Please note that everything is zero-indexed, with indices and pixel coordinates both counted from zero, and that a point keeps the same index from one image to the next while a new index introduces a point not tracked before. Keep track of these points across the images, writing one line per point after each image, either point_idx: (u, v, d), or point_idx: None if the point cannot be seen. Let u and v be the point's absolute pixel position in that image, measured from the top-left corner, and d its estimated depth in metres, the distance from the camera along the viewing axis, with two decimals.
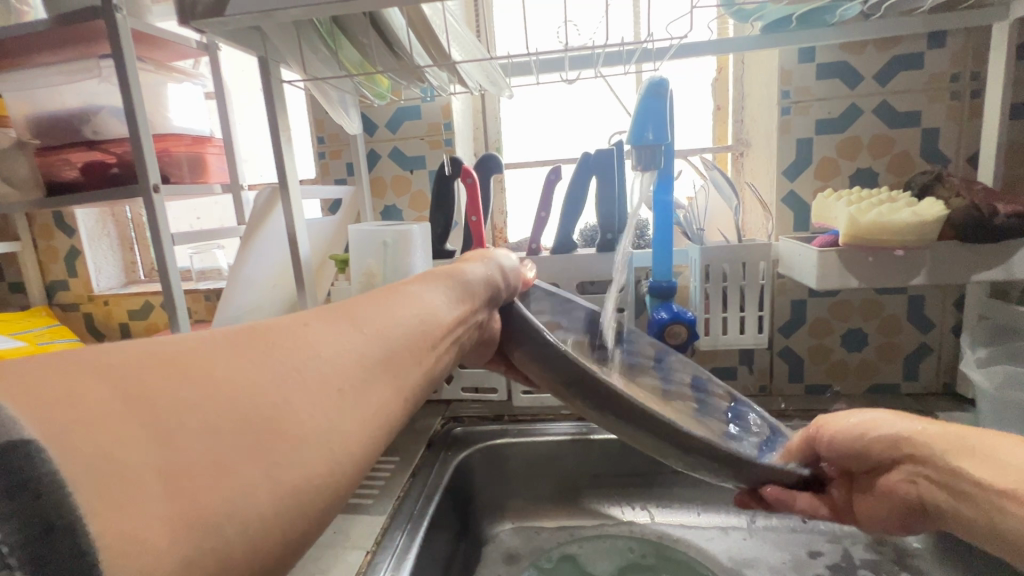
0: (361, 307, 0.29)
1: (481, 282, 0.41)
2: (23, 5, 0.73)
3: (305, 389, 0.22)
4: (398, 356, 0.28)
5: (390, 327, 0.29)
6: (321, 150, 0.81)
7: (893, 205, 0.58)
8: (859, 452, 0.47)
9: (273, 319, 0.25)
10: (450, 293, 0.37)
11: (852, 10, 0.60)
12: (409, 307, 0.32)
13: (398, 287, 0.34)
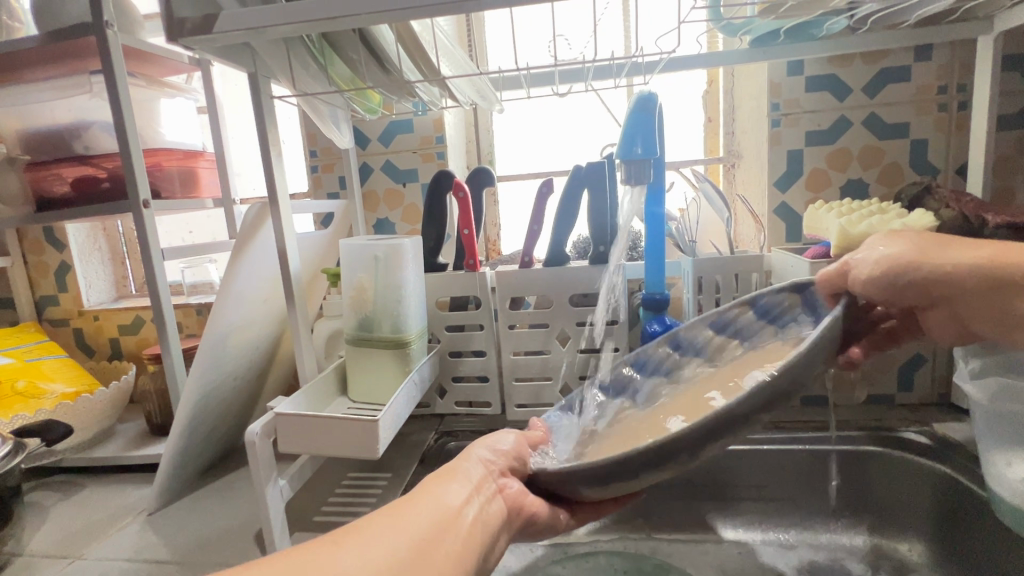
0: (380, 516, 0.34)
1: (499, 455, 0.45)
2: (16, 22, 0.73)
3: None
4: (416, 558, 0.32)
5: (407, 528, 0.34)
6: (313, 164, 0.81)
7: (884, 216, 0.58)
8: (897, 286, 0.45)
9: (304, 545, 0.31)
10: (468, 478, 0.41)
11: (838, 24, 0.60)
12: (428, 505, 0.36)
13: (419, 488, 0.39)
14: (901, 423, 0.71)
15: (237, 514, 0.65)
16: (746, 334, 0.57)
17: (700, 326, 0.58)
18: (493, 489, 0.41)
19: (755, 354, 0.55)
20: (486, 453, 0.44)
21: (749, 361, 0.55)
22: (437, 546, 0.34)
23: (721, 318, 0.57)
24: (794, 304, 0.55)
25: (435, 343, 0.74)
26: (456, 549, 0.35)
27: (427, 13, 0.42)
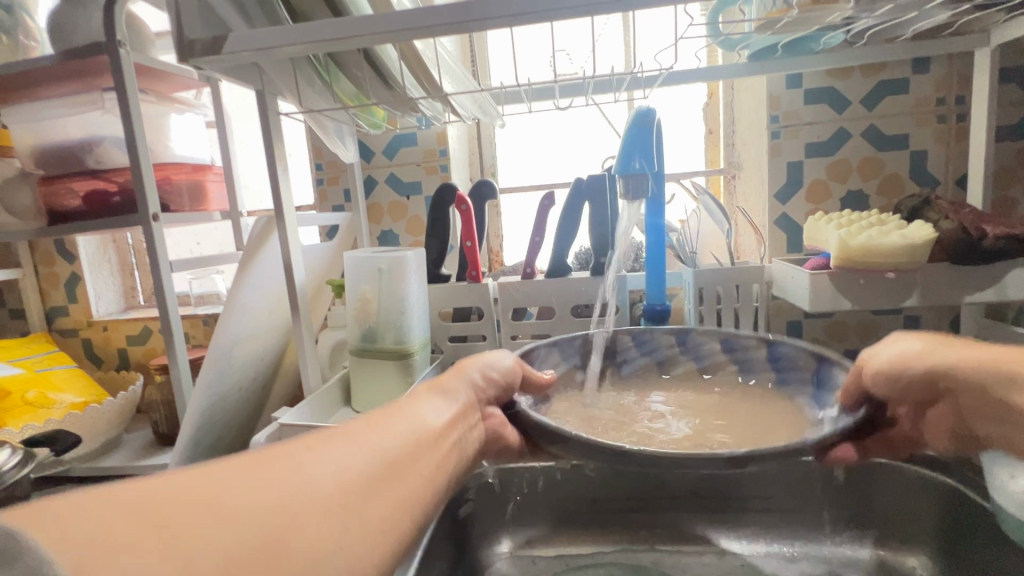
0: (357, 424, 0.33)
1: (479, 377, 0.44)
2: (31, 41, 0.75)
3: (306, 516, 0.25)
4: (397, 465, 0.31)
5: (390, 439, 0.32)
6: (319, 177, 0.82)
7: (883, 228, 0.58)
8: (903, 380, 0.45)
9: (280, 447, 0.29)
10: (446, 399, 0.40)
11: (835, 38, 0.61)
12: (408, 416, 0.36)
13: (397, 402, 0.37)
14: None
15: None
16: (748, 366, 0.57)
17: (714, 341, 0.58)
18: (468, 412, 0.41)
19: (745, 391, 0.56)
20: (467, 376, 0.44)
21: (741, 392, 0.55)
22: (418, 455, 0.33)
23: (739, 343, 0.57)
24: (807, 370, 0.52)
25: (438, 353, 0.75)
26: (435, 460, 0.34)
27: (429, 32, 0.43)
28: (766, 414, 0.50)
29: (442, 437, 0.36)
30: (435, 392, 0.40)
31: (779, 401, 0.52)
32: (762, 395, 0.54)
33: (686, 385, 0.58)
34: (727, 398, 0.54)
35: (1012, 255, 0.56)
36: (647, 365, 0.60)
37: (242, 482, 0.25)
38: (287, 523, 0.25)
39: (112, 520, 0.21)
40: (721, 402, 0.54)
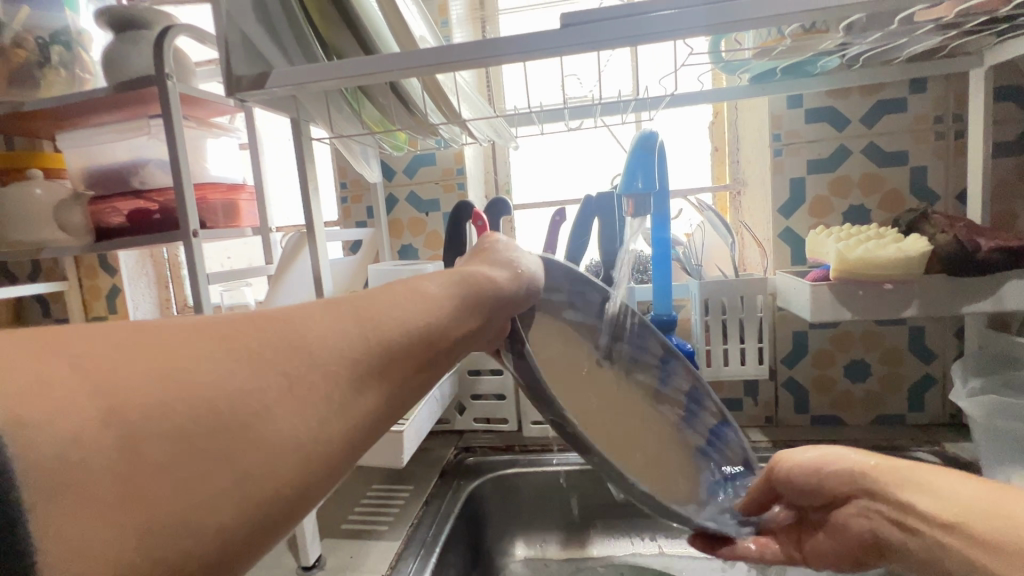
0: (364, 304, 0.32)
1: (498, 277, 0.43)
2: (86, 74, 0.83)
3: (284, 400, 0.25)
4: (387, 366, 0.30)
5: (395, 328, 0.32)
6: (343, 195, 0.87)
7: (880, 241, 0.61)
8: (817, 485, 0.50)
9: (278, 314, 0.28)
10: (451, 298, 0.37)
11: (832, 62, 0.65)
12: (419, 304, 0.34)
13: (411, 286, 0.36)
14: (908, 443, 0.73)
15: None
16: (694, 419, 0.59)
17: (684, 386, 0.60)
18: (484, 312, 0.40)
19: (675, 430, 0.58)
20: (486, 274, 0.42)
21: (672, 427, 0.57)
22: (418, 349, 0.33)
23: (699, 406, 0.60)
24: (731, 461, 0.58)
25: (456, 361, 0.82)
26: (433, 356, 0.34)
27: (451, 66, 0.48)
28: (680, 464, 0.54)
29: (448, 333, 0.35)
30: (455, 283, 0.39)
31: (693, 457, 0.56)
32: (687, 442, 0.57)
33: (638, 388, 0.58)
34: (661, 428, 0.56)
35: (1005, 267, 0.58)
36: (627, 355, 0.59)
37: (227, 349, 0.24)
38: (270, 402, 0.24)
39: (70, 376, 0.20)
40: (658, 431, 0.55)
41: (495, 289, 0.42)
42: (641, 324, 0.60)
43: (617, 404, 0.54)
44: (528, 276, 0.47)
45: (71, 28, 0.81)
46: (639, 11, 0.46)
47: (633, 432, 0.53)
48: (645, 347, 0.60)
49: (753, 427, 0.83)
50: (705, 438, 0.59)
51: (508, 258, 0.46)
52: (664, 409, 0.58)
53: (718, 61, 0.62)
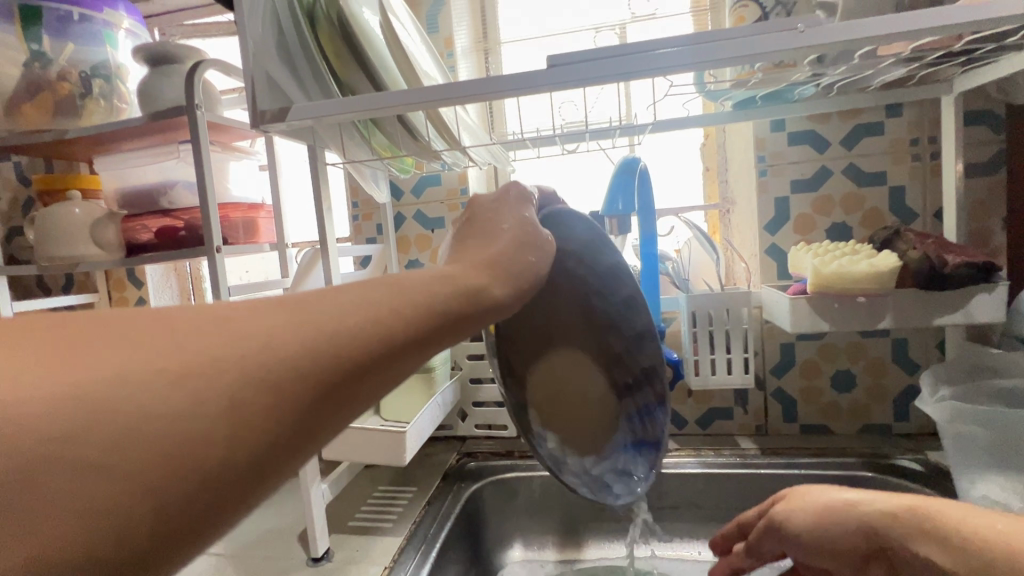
0: (319, 296, 0.27)
1: (490, 284, 0.35)
2: (122, 104, 0.90)
3: (220, 413, 0.22)
4: (356, 375, 0.26)
5: (341, 341, 0.25)
6: (355, 214, 0.94)
7: (854, 257, 0.65)
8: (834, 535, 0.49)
9: (247, 305, 0.25)
10: (442, 291, 0.31)
11: (808, 90, 0.69)
12: (382, 310, 0.28)
13: (388, 282, 0.30)
14: (893, 451, 0.76)
15: (284, 515, 0.74)
16: (637, 388, 0.56)
17: (645, 362, 0.54)
18: (462, 327, 0.32)
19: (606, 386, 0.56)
20: (477, 281, 0.34)
21: (602, 390, 0.56)
22: (365, 369, 0.26)
23: (650, 385, 0.55)
24: (647, 436, 0.54)
25: (458, 370, 0.87)
26: (383, 379, 0.27)
27: (453, 101, 0.54)
28: (582, 417, 0.54)
29: (409, 353, 0.28)
30: (439, 281, 0.32)
31: (604, 416, 0.55)
32: (610, 404, 0.56)
33: (597, 354, 0.56)
34: (586, 384, 0.55)
35: (971, 281, 0.62)
36: (604, 320, 0.55)
37: (189, 346, 0.23)
38: (192, 428, 0.21)
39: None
40: (580, 384, 0.55)
41: (484, 298, 0.34)
42: (632, 298, 0.53)
43: (549, 355, 0.54)
44: (533, 279, 0.39)
45: (111, 61, 0.89)
46: (619, 53, 0.52)
47: (549, 377, 0.53)
48: (630, 316, 0.54)
49: (744, 435, 0.86)
50: (637, 407, 0.55)
51: (523, 257, 0.39)
52: (610, 375, 0.56)
53: (703, 91, 0.67)
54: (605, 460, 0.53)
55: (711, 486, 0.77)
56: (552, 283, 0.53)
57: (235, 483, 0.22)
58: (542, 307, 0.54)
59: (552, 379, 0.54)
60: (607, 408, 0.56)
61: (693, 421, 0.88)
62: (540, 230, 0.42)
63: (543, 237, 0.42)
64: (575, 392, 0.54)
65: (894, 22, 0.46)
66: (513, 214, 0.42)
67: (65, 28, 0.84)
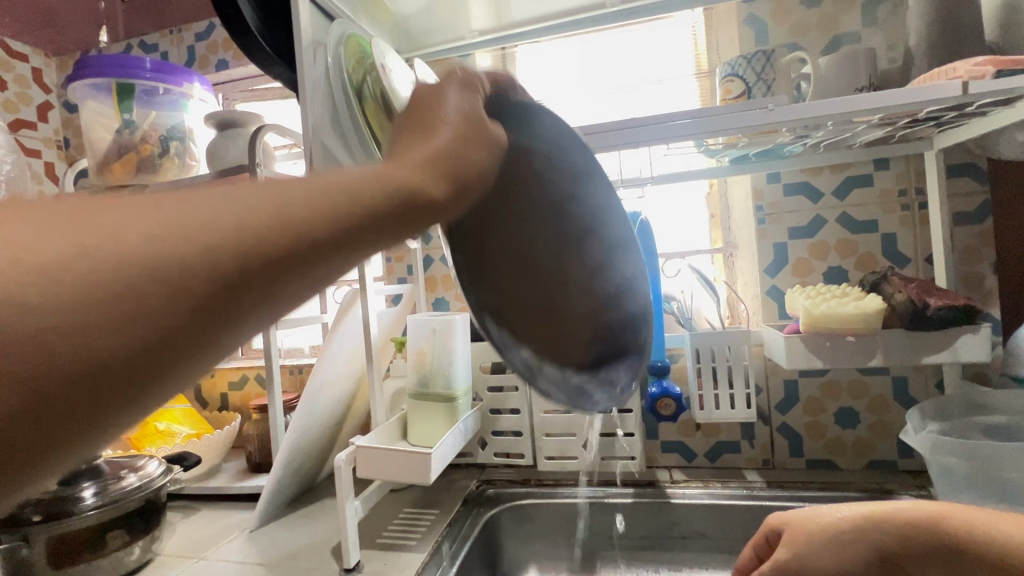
0: (213, 199, 0.24)
1: (417, 181, 0.30)
2: (191, 161, 1.04)
3: (129, 315, 0.21)
4: (275, 270, 0.24)
5: (252, 250, 0.23)
6: (388, 256, 1.05)
7: (843, 299, 0.70)
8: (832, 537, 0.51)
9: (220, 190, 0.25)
10: (362, 176, 0.28)
11: (796, 148, 0.76)
12: (244, 247, 0.23)
13: (263, 199, 0.25)
14: (897, 486, 0.79)
15: (320, 532, 0.81)
16: (617, 297, 0.58)
17: (626, 271, 0.59)
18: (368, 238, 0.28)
19: (594, 300, 0.57)
20: (403, 176, 0.29)
21: (584, 304, 0.57)
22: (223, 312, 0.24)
23: (633, 293, 0.59)
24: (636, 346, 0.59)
25: (479, 401, 0.91)
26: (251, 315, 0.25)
27: None
28: (564, 324, 0.57)
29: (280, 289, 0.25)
30: (331, 194, 0.26)
31: (584, 326, 0.57)
32: (596, 310, 0.57)
33: (577, 269, 0.57)
34: (569, 293, 0.57)
35: (953, 322, 0.66)
36: (583, 229, 0.57)
37: (153, 233, 0.22)
38: (94, 325, 0.21)
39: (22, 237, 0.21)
40: (568, 295, 0.57)
41: (413, 195, 0.29)
42: (604, 203, 0.58)
43: (526, 270, 0.55)
44: (471, 176, 0.34)
45: (184, 125, 1.03)
46: (623, 126, 0.61)
47: (521, 290, 0.56)
48: (608, 227, 0.59)
49: (751, 468, 0.89)
50: (619, 315, 0.58)
51: (463, 155, 0.33)
52: (597, 286, 0.58)
53: (708, 150, 0.75)
54: (580, 365, 0.56)
55: (719, 516, 0.81)
56: (527, 193, 0.54)
57: (134, 379, 0.22)
58: (520, 219, 0.55)
59: (536, 301, 0.56)
60: (590, 317, 0.57)
61: (701, 454, 0.92)
62: (485, 125, 0.37)
63: (488, 137, 0.36)
64: (563, 307, 0.56)
65: (853, 103, 0.54)
66: (458, 107, 0.37)
67: (150, 99, 0.99)
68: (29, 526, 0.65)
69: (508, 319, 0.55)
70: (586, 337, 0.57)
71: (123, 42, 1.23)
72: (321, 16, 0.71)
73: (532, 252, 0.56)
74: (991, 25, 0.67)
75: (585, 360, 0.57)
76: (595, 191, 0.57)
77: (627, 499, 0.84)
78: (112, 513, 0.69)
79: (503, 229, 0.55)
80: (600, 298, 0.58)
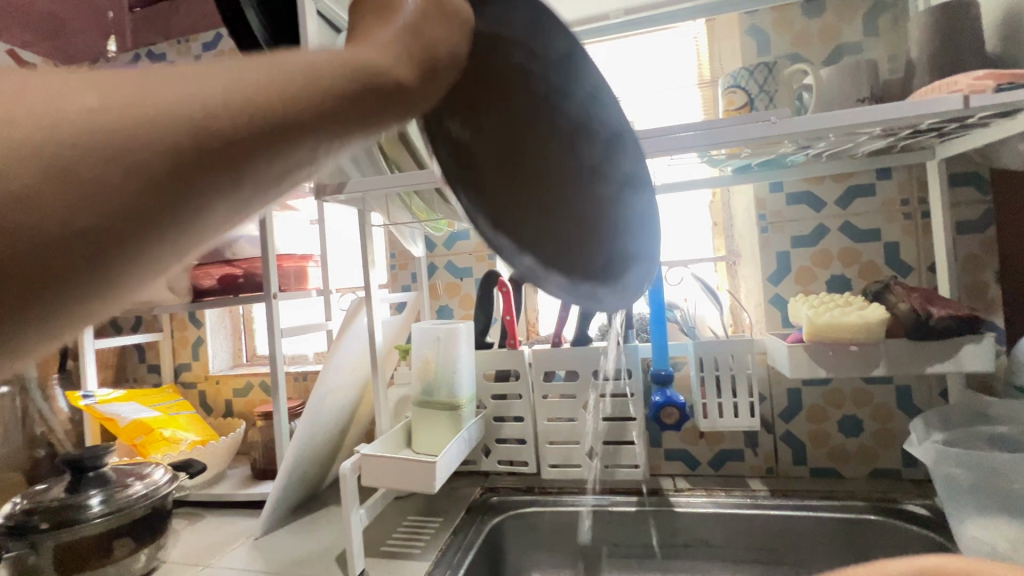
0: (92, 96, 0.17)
1: (381, 63, 0.21)
2: None
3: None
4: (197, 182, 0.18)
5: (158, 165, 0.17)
6: (392, 263, 1.05)
7: (846, 308, 0.70)
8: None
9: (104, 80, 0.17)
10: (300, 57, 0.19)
11: (798, 158, 0.77)
12: (89, 196, 0.16)
13: (115, 118, 0.16)
14: (901, 495, 0.79)
15: (324, 540, 0.81)
16: (619, 197, 0.55)
17: (624, 166, 0.55)
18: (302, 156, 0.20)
19: (594, 202, 0.52)
20: (359, 57, 0.20)
21: (584, 203, 0.51)
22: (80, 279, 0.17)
23: (631, 191, 0.56)
24: (641, 245, 0.56)
25: (482, 409, 0.92)
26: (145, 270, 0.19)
27: None
28: (569, 226, 0.50)
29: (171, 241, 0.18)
30: (226, 105, 0.18)
31: (588, 226, 0.51)
32: (600, 208, 0.53)
33: (575, 165, 0.50)
34: (570, 190, 0.50)
35: (956, 332, 0.67)
36: (579, 118, 0.50)
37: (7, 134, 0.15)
38: None
39: None
40: (569, 200, 0.50)
41: (377, 80, 0.21)
42: (596, 90, 0.50)
43: (527, 179, 0.48)
44: (448, 58, 0.23)
45: None
46: None
47: (517, 193, 0.47)
48: (600, 117, 0.52)
49: (754, 477, 0.89)
50: (623, 214, 0.55)
51: (433, 30, 0.23)
52: (597, 184, 0.53)
53: (711, 160, 0.75)
54: (591, 268, 0.50)
55: (722, 525, 0.80)
56: (515, 85, 0.43)
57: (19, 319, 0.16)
58: (509, 120, 0.45)
59: (536, 209, 0.48)
60: (592, 217, 0.52)
61: (705, 462, 0.92)
62: None
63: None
64: (568, 213, 0.50)
65: (853, 116, 0.55)
66: None
67: None
68: (38, 533, 0.65)
69: (508, 225, 0.46)
70: (594, 239, 0.51)
71: (132, 52, 1.25)
72: (328, 29, 0.72)
73: (523, 155, 0.47)
74: (994, 37, 0.67)
75: (594, 263, 0.51)
76: (588, 73, 0.49)
77: (631, 507, 0.84)
78: (119, 520, 0.70)
79: (488, 135, 0.44)
80: (598, 196, 0.53)
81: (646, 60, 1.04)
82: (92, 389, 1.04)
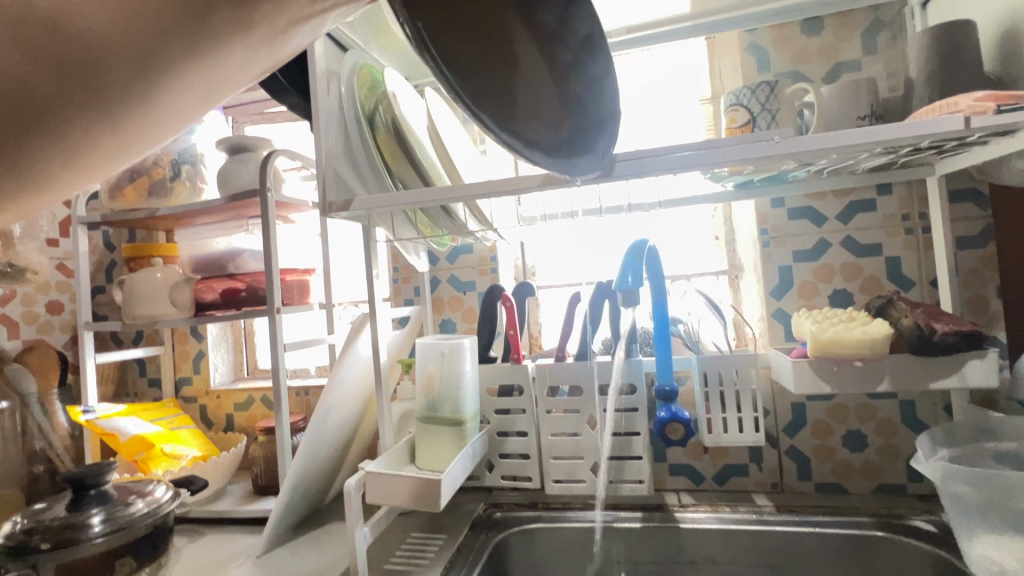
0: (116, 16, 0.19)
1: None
2: (202, 184, 1.05)
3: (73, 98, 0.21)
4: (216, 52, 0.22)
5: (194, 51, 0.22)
6: (395, 277, 1.06)
7: (850, 324, 0.71)
8: None
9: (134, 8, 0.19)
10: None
11: (800, 174, 0.77)
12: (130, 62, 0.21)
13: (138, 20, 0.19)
14: (907, 510, 0.79)
15: (327, 557, 0.80)
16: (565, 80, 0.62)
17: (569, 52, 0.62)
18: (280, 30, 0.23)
19: (548, 85, 0.61)
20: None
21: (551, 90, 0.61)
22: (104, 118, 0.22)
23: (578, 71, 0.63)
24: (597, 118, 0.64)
25: (486, 423, 0.91)
26: (111, 135, 0.23)
27: (491, 195, 0.65)
28: (537, 112, 0.59)
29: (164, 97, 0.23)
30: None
31: (553, 113, 0.61)
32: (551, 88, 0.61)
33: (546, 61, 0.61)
34: (536, 80, 0.60)
35: (959, 348, 0.67)
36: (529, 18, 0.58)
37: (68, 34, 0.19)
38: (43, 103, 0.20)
39: None
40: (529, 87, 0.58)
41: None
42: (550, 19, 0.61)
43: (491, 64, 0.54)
44: None
45: (195, 148, 1.04)
46: (633, 157, 0.62)
47: (481, 70, 0.54)
48: (573, 27, 0.64)
49: (759, 492, 0.89)
50: (574, 90, 0.62)
51: None
52: (568, 82, 0.63)
53: (715, 177, 0.76)
54: (560, 152, 0.58)
55: (727, 542, 0.80)
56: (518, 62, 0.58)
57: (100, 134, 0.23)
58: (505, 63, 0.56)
59: (506, 88, 0.56)
60: (558, 105, 0.61)
61: (709, 477, 0.92)
62: None
63: None
64: (530, 97, 0.58)
65: (854, 135, 0.56)
66: None
67: None
68: (38, 554, 0.64)
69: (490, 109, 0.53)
70: (559, 120, 0.61)
71: None
72: (335, 48, 0.73)
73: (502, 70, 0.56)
74: (992, 56, 0.68)
75: (561, 139, 0.60)
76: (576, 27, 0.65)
77: (636, 523, 0.83)
78: (120, 540, 0.69)
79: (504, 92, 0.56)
80: (567, 92, 0.62)
81: (646, 77, 1.05)
82: (93, 404, 1.03)
